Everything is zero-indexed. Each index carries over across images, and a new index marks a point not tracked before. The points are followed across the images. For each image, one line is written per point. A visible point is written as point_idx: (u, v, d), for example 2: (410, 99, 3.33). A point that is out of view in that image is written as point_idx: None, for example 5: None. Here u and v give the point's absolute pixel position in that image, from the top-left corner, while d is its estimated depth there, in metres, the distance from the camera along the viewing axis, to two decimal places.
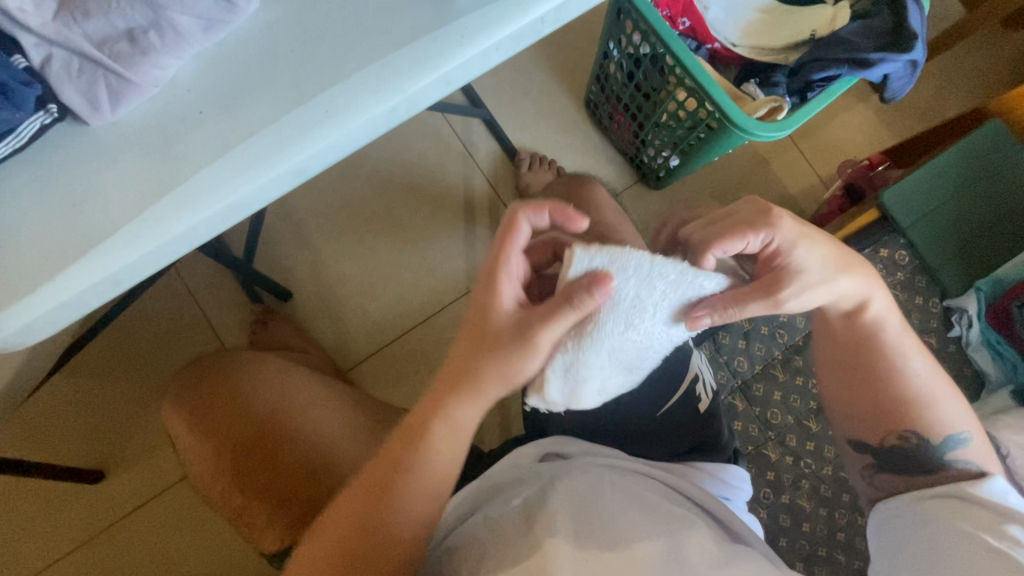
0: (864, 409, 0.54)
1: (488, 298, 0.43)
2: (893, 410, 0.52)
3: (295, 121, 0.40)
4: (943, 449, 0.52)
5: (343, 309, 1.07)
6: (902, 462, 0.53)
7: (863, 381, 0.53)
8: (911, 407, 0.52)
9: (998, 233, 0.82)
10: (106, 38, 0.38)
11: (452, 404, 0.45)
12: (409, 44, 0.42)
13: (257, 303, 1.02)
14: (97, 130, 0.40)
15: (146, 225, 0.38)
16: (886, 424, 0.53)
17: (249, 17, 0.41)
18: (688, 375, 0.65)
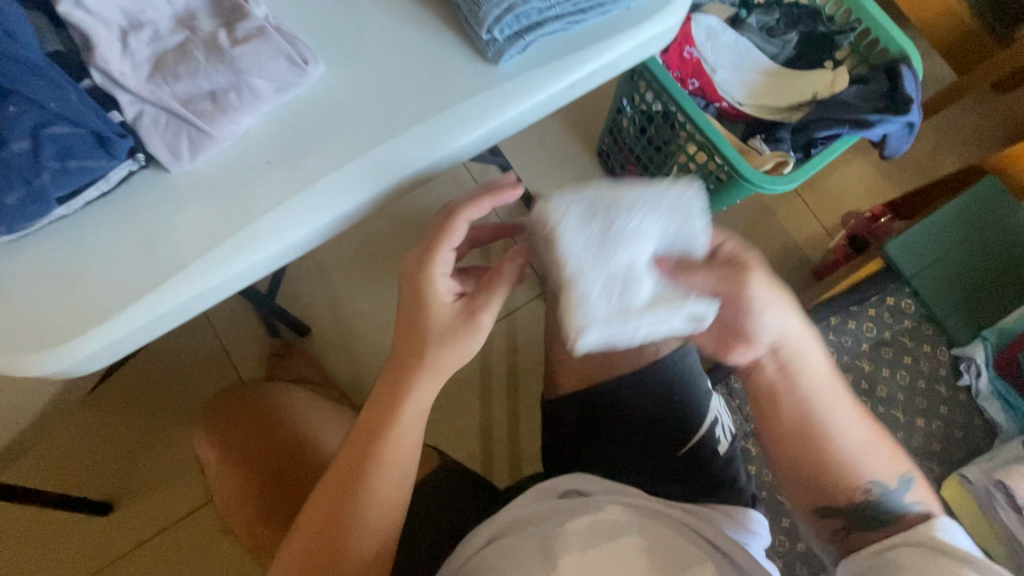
0: (817, 475, 0.52)
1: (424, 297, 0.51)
2: (843, 473, 0.51)
3: (352, 171, 0.45)
4: (899, 499, 0.51)
5: (359, 345, 1.10)
6: (867, 519, 0.51)
7: (807, 445, 0.51)
8: (858, 465, 0.51)
9: (998, 284, 0.85)
10: (191, 97, 0.42)
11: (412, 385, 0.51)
12: (454, 104, 0.47)
13: (276, 338, 1.05)
14: (175, 178, 0.44)
15: (214, 260, 0.43)
16: (846, 489, 0.51)
17: (315, 81, 0.45)
18: (707, 419, 0.68)
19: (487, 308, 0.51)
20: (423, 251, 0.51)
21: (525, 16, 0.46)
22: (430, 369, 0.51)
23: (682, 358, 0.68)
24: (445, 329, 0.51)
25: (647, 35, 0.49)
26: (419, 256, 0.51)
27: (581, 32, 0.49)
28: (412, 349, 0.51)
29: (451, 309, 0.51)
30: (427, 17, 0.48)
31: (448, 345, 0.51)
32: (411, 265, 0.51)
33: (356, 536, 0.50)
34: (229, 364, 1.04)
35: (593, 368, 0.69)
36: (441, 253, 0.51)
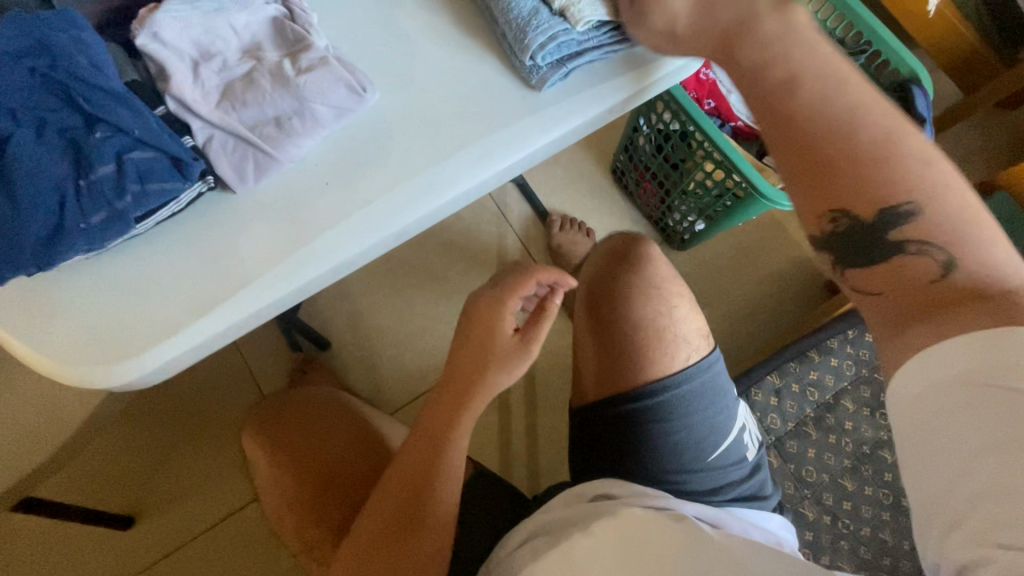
0: (819, 184, 0.45)
1: (492, 329, 0.59)
2: (835, 177, 0.44)
3: (406, 191, 0.47)
4: (888, 219, 0.42)
5: (380, 358, 1.12)
6: (869, 250, 0.44)
7: (810, 158, 0.45)
8: (855, 166, 0.44)
9: None
10: (256, 122, 0.45)
11: (467, 400, 0.60)
12: (500, 129, 0.49)
13: (296, 352, 1.07)
14: (239, 199, 0.46)
15: (277, 277, 0.45)
16: (835, 197, 0.44)
17: (371, 107, 0.48)
18: (735, 425, 0.71)
19: (538, 341, 0.60)
20: (498, 293, 0.59)
21: (567, 46, 0.49)
22: (484, 388, 0.60)
23: (714, 367, 0.70)
24: (502, 356, 0.59)
25: (682, 61, 0.52)
26: (493, 297, 0.59)
27: (618, 60, 0.52)
28: (465, 372, 0.60)
29: (511, 339, 0.59)
30: (475, 46, 0.51)
31: (504, 369, 0.60)
32: (482, 301, 0.60)
33: (416, 537, 0.57)
34: (251, 379, 1.06)
35: (622, 375, 0.71)
36: (511, 297, 0.58)
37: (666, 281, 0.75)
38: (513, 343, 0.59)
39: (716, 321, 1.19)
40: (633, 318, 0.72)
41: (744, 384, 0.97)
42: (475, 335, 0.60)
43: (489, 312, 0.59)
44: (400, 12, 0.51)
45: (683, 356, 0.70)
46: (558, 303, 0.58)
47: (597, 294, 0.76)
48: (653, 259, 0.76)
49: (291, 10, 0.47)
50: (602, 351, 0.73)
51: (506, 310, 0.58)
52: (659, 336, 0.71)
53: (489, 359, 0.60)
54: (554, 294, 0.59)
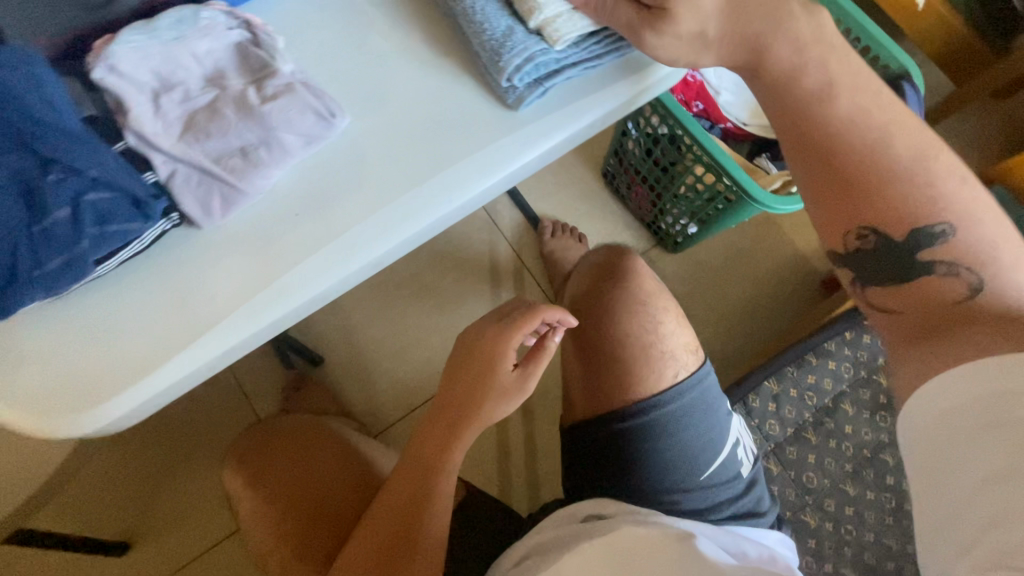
0: (836, 200, 0.51)
1: (495, 364, 0.62)
2: (860, 196, 0.50)
3: (379, 220, 0.46)
4: (913, 241, 0.48)
5: (374, 371, 1.11)
6: (879, 270, 0.50)
7: (834, 173, 0.51)
8: (878, 187, 0.49)
9: None
10: (222, 154, 0.43)
11: (460, 430, 0.62)
12: (476, 152, 0.48)
13: (288, 371, 1.05)
14: (206, 233, 0.44)
15: (248, 315, 0.44)
16: (860, 215, 0.50)
17: (342, 133, 0.46)
18: (728, 439, 0.70)
19: (534, 375, 0.63)
20: (500, 326, 0.63)
21: (545, 65, 0.47)
22: (478, 420, 0.62)
23: (703, 381, 0.69)
24: (503, 389, 0.62)
25: (663, 72, 0.50)
26: (496, 333, 0.62)
27: (597, 74, 0.50)
28: (460, 402, 0.63)
29: (510, 375, 0.62)
30: (449, 64, 0.49)
31: (503, 400, 0.62)
32: (484, 334, 0.63)
33: (410, 562, 0.57)
34: (244, 400, 1.04)
35: (610, 393, 0.69)
36: (513, 331, 0.61)
37: (654, 295, 0.74)
38: (514, 378, 0.62)
39: (713, 323, 1.18)
40: (620, 334, 0.71)
41: (742, 391, 0.95)
42: (474, 368, 0.63)
43: (494, 349, 0.62)
44: (369, 32, 0.49)
45: (672, 371, 0.69)
46: (556, 340, 0.62)
47: (584, 308, 0.74)
48: (640, 274, 0.75)
49: (255, 34, 0.45)
50: (589, 367, 0.72)
51: (507, 344, 0.61)
52: (646, 351, 0.70)
53: (488, 391, 0.62)
54: (553, 333, 0.62)
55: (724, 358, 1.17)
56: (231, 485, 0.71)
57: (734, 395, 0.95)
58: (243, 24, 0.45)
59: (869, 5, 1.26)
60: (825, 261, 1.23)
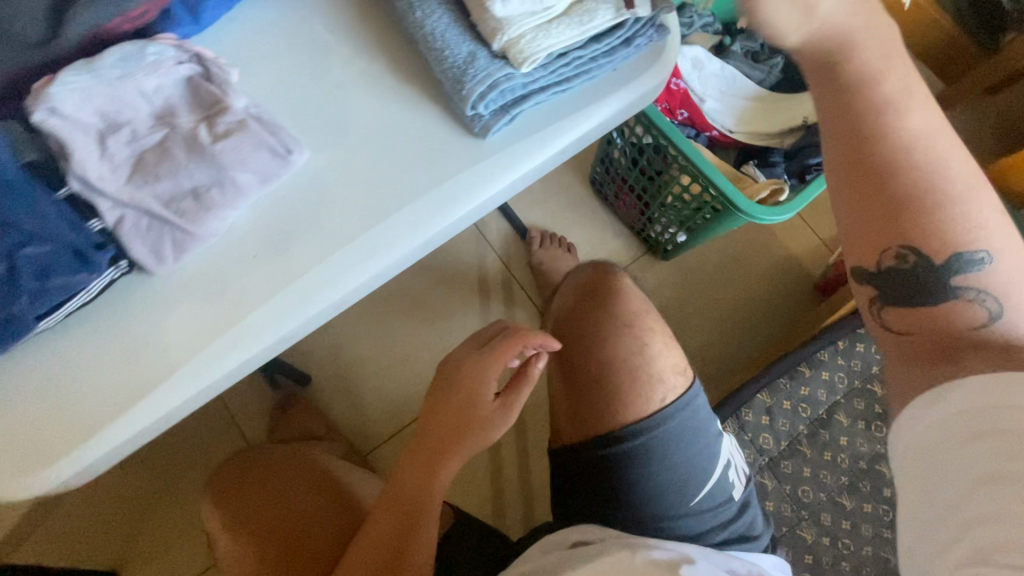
0: (882, 215, 0.40)
1: (476, 392, 0.60)
2: (910, 216, 0.40)
3: (343, 258, 0.44)
4: (956, 274, 0.39)
5: (363, 390, 1.09)
6: (908, 291, 0.41)
7: (883, 180, 0.40)
8: (933, 211, 0.39)
9: None
10: (173, 196, 0.41)
11: (442, 462, 0.60)
12: (443, 183, 0.46)
13: (274, 391, 1.03)
14: (159, 279, 0.42)
15: (204, 365, 0.41)
16: (902, 236, 0.40)
17: (300, 169, 0.44)
18: (720, 463, 0.68)
19: (515, 405, 0.60)
20: (481, 355, 0.62)
21: (511, 91, 0.44)
22: (459, 452, 0.60)
23: (693, 404, 0.67)
24: (484, 419, 0.60)
25: (635, 93, 0.49)
26: (478, 361, 0.61)
27: (568, 97, 0.48)
28: (442, 434, 0.61)
29: (490, 404, 0.60)
30: (412, 91, 0.47)
31: (484, 430, 0.60)
32: (465, 362, 0.62)
33: None
34: (231, 422, 1.02)
35: (596, 418, 0.67)
36: (493, 359, 0.61)
37: (641, 315, 0.72)
38: (494, 407, 0.60)
39: (706, 331, 1.16)
40: (606, 357, 0.69)
41: (734, 404, 0.93)
42: (456, 398, 0.61)
43: (475, 375, 0.61)
44: (328, 60, 0.47)
45: (660, 395, 0.67)
46: (539, 367, 0.59)
47: (570, 329, 0.73)
48: (626, 292, 0.73)
49: (206, 68, 0.43)
50: (573, 391, 0.70)
51: (487, 373, 0.60)
52: (633, 374, 0.68)
53: (469, 421, 0.60)
54: (537, 358, 0.60)
55: (718, 366, 1.15)
56: (211, 521, 0.68)
57: (727, 408, 0.93)
58: (194, 57, 0.44)
59: None
60: (818, 265, 1.21)
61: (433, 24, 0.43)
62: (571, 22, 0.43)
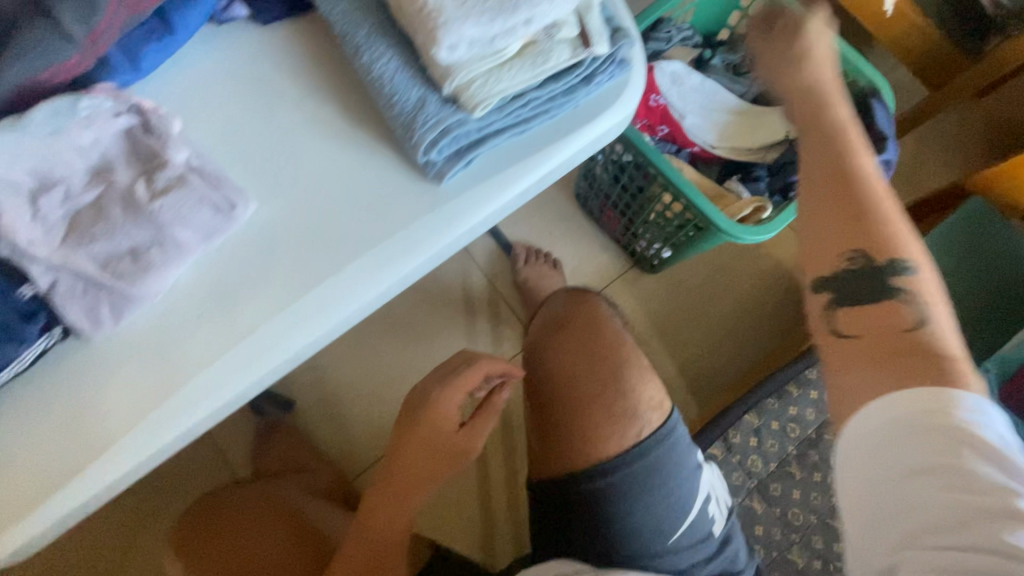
0: (846, 220, 0.44)
1: (438, 423, 0.60)
2: (870, 226, 0.43)
3: (293, 314, 0.42)
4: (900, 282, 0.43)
5: (348, 415, 1.05)
6: (864, 290, 0.43)
7: (854, 185, 0.44)
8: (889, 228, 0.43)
9: (993, 302, 0.91)
10: (110, 257, 0.39)
11: (406, 496, 0.60)
12: (398, 231, 0.44)
13: (258, 419, 0.99)
14: (98, 344, 0.40)
15: (149, 432, 0.40)
16: (861, 242, 0.43)
17: (246, 221, 0.42)
18: (699, 496, 0.66)
19: (480, 434, 0.63)
20: (444, 381, 0.62)
21: (466, 135, 0.42)
22: (426, 483, 0.61)
23: (672, 435, 0.65)
24: (449, 449, 0.61)
25: (598, 132, 0.47)
26: (436, 390, 0.61)
27: (529, 137, 0.46)
28: (407, 467, 0.60)
29: (456, 432, 0.62)
30: (366, 135, 0.45)
31: (451, 460, 0.62)
32: (430, 393, 0.61)
33: None
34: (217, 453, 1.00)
35: (573, 452, 0.66)
36: (455, 387, 0.61)
37: (615, 348, 0.71)
38: (460, 435, 0.62)
39: (695, 346, 1.14)
40: (581, 391, 0.68)
41: (721, 425, 0.92)
42: (418, 430, 0.61)
43: (435, 405, 0.60)
44: (278, 103, 0.45)
45: (635, 429, 0.65)
46: (505, 397, 0.63)
47: (545, 361, 0.71)
48: (598, 320, 0.73)
49: (145, 118, 0.41)
50: (550, 425, 0.69)
51: (451, 402, 0.61)
52: (609, 408, 0.67)
53: (434, 452, 0.61)
54: (501, 389, 0.63)
55: (707, 382, 1.14)
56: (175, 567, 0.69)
57: (714, 430, 0.92)
58: (132, 108, 0.41)
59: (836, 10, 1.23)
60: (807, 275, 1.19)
61: (380, 68, 0.41)
62: (523, 64, 0.41)
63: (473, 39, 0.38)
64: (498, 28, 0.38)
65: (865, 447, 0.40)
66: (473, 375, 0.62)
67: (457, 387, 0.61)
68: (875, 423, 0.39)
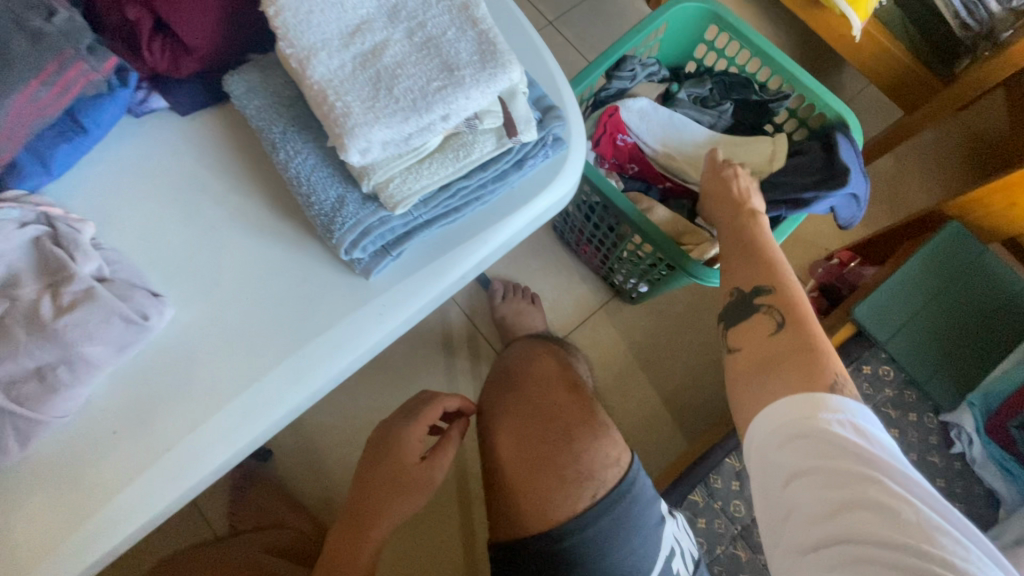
0: (734, 265, 0.58)
1: (400, 455, 0.60)
2: (754, 270, 0.55)
3: (217, 427, 0.40)
4: (772, 304, 0.51)
5: (329, 463, 0.95)
6: (742, 308, 0.53)
7: (737, 249, 0.59)
8: (771, 271, 0.54)
9: (972, 337, 0.85)
10: (13, 379, 0.36)
11: (370, 538, 0.57)
12: (326, 330, 0.42)
13: (231, 469, 0.91)
14: (6, 469, 0.38)
15: (60, 562, 0.37)
16: (746, 280, 0.55)
17: (164, 327, 0.41)
18: (662, 550, 0.63)
19: (441, 466, 0.61)
20: (404, 420, 0.62)
21: (389, 231, 0.41)
22: (388, 517, 0.58)
23: (631, 492, 0.63)
24: (410, 482, 0.59)
25: (533, 214, 0.46)
26: (398, 428, 0.62)
27: (460, 223, 0.44)
28: (365, 507, 0.59)
29: (417, 464, 0.60)
30: (291, 230, 0.44)
31: (413, 495, 0.59)
32: (393, 431, 0.62)
33: None
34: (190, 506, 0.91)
35: (530, 516, 0.64)
36: (417, 422, 0.62)
37: (570, 409, 0.69)
38: (419, 468, 0.60)
39: (682, 379, 1.08)
40: (535, 453, 0.66)
41: (702, 469, 0.87)
42: (381, 468, 0.60)
43: (397, 437, 0.61)
44: (201, 198, 0.44)
45: (590, 492, 0.63)
46: (464, 429, 0.63)
47: (499, 419, 0.71)
48: (540, 376, 0.72)
49: (55, 227, 0.40)
50: (512, 488, 0.66)
51: (413, 436, 0.61)
52: (562, 473, 0.64)
53: (397, 486, 0.59)
54: (460, 421, 0.64)
55: (700, 415, 1.06)
56: None
57: (694, 474, 0.88)
58: (42, 216, 0.40)
59: (805, 32, 1.21)
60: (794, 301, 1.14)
61: (297, 166, 0.40)
62: (444, 158, 0.39)
63: (387, 140, 0.36)
64: (411, 127, 0.36)
65: (759, 451, 0.44)
66: (434, 407, 0.63)
67: (419, 419, 0.62)
68: (760, 427, 0.45)
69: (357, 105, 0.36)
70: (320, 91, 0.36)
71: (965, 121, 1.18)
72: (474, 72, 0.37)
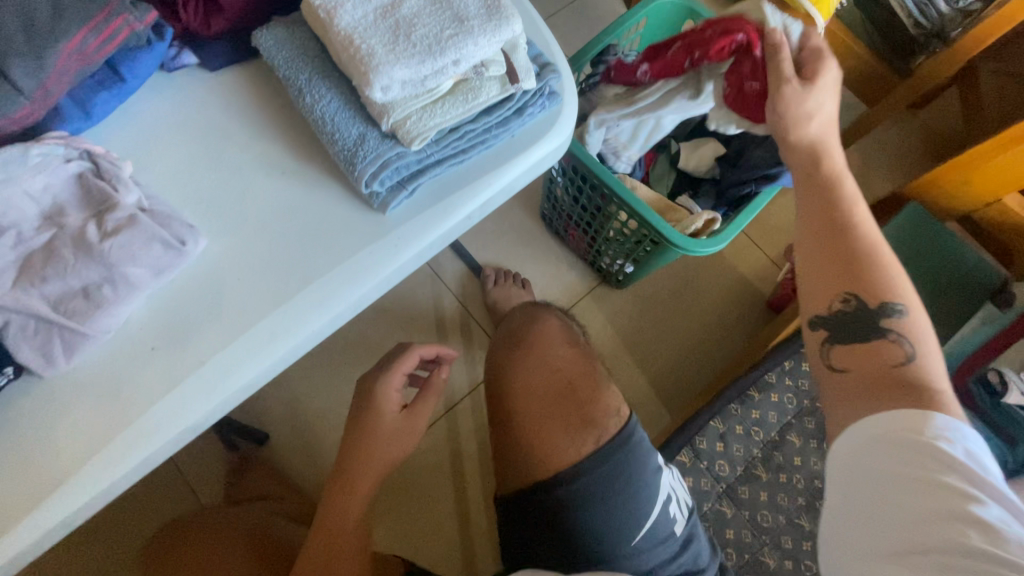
0: (837, 263, 0.50)
1: (384, 404, 0.63)
2: (870, 278, 0.49)
3: (246, 344, 0.44)
4: (888, 323, 0.47)
5: (324, 443, 0.97)
6: (855, 327, 0.48)
7: (838, 241, 0.51)
8: (883, 278, 0.49)
9: (938, 303, 0.92)
10: (62, 296, 0.40)
11: (355, 481, 0.61)
12: (347, 259, 0.46)
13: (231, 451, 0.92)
14: (52, 381, 0.41)
15: (99, 467, 0.40)
16: (852, 287, 0.49)
17: (197, 256, 0.45)
18: (660, 495, 0.67)
19: (422, 416, 0.65)
20: (377, 375, 0.65)
21: (405, 167, 0.45)
22: (378, 461, 0.61)
23: (630, 442, 0.67)
24: (394, 431, 0.63)
25: (532, 159, 0.50)
26: (380, 375, 0.65)
27: (468, 166, 0.49)
28: (349, 455, 0.62)
29: (396, 415, 0.64)
30: (313, 171, 0.48)
31: (396, 445, 0.63)
32: (370, 383, 0.65)
33: None
34: (189, 492, 0.92)
35: (534, 464, 0.68)
36: (391, 374, 0.64)
37: (574, 362, 0.73)
38: (398, 419, 0.64)
39: (666, 357, 1.13)
40: (540, 403, 0.71)
41: (686, 432, 0.92)
42: (368, 416, 0.63)
43: (379, 384, 0.64)
44: (227, 145, 0.48)
45: (594, 438, 0.67)
46: (445, 375, 0.67)
47: (505, 375, 0.74)
48: (543, 333, 0.76)
49: (97, 163, 0.43)
50: (513, 442, 0.70)
51: (390, 388, 0.64)
52: (569, 422, 0.69)
53: (379, 435, 0.62)
54: (439, 368, 0.67)
55: (682, 390, 1.11)
56: None
57: (679, 438, 0.92)
58: (84, 154, 0.43)
59: None
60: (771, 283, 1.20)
61: (323, 108, 0.44)
62: (455, 100, 0.44)
63: (406, 79, 0.41)
64: (428, 69, 0.41)
65: (849, 458, 0.44)
66: (412, 357, 0.66)
67: (393, 372, 0.64)
68: (858, 436, 0.44)
69: (380, 47, 0.41)
70: (345, 36, 0.41)
71: (921, 118, 1.27)
72: (481, 23, 0.42)
